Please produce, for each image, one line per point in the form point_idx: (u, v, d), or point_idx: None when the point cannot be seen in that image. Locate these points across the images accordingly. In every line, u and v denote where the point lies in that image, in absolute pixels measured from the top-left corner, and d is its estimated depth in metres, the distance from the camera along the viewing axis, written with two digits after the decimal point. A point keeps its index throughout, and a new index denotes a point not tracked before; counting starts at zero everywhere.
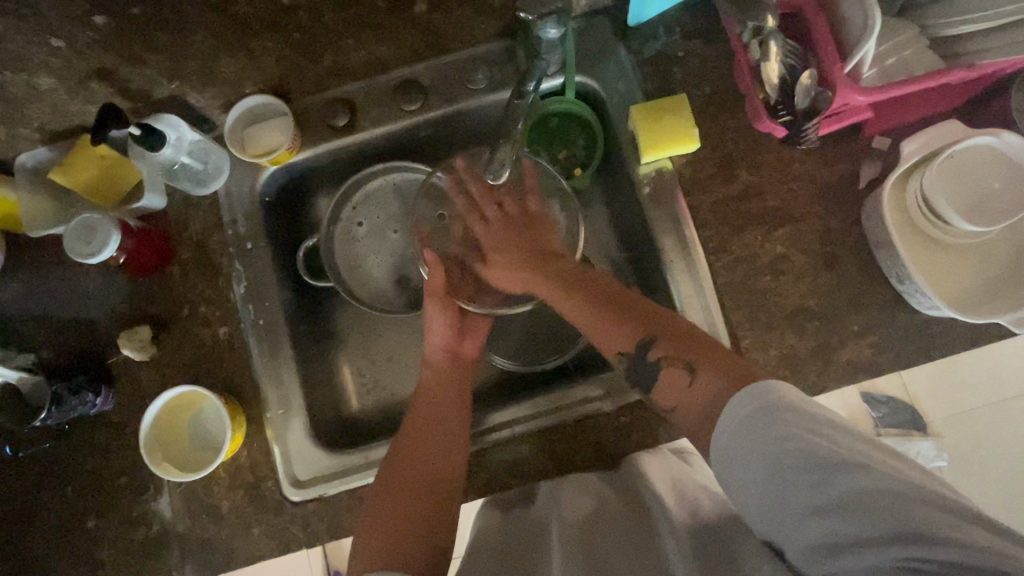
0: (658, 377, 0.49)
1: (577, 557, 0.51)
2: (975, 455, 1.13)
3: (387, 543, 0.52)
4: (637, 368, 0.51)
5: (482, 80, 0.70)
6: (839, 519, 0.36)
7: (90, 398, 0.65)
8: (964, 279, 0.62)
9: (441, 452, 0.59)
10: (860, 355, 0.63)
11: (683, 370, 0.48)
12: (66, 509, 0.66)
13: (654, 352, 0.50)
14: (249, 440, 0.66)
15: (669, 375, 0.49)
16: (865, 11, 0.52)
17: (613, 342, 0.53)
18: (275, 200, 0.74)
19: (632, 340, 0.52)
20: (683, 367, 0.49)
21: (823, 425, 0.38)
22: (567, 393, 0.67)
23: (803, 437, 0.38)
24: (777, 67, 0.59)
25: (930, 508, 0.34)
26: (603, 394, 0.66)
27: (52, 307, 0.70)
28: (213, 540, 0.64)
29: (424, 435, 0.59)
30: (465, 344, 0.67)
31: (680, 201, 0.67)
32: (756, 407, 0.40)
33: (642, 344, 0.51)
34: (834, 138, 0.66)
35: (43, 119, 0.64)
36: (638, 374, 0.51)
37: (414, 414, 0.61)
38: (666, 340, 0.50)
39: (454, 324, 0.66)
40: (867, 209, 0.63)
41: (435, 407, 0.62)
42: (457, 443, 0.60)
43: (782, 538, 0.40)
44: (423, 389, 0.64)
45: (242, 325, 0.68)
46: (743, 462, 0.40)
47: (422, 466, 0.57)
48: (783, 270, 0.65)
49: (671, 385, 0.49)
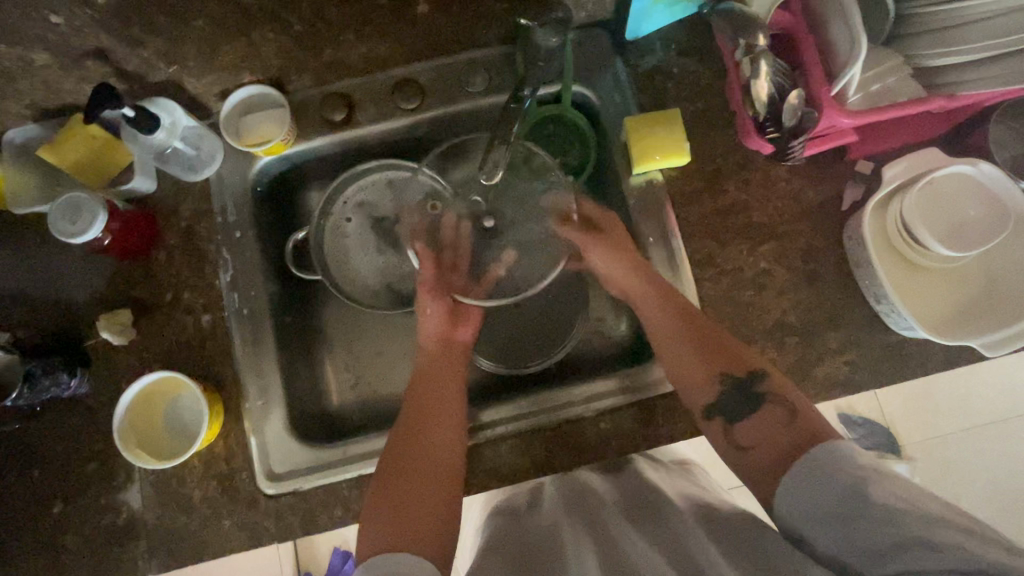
0: (758, 410, 0.53)
1: (602, 554, 0.50)
2: (945, 479, 1.16)
3: (400, 518, 0.51)
4: (732, 400, 0.55)
5: (480, 83, 0.71)
6: (892, 533, 0.38)
7: (64, 380, 0.64)
8: (939, 302, 0.64)
9: (444, 426, 0.60)
10: (837, 372, 0.64)
11: (785, 412, 0.52)
12: (31, 492, 0.64)
13: (762, 385, 0.54)
14: (225, 429, 0.66)
15: (768, 411, 0.52)
16: (852, 35, 0.53)
17: (707, 373, 0.57)
18: (266, 190, 0.73)
19: (740, 369, 0.56)
20: (774, 408, 0.52)
21: (896, 477, 0.41)
22: (560, 391, 0.67)
23: (877, 475, 0.41)
24: (766, 86, 0.58)
25: (995, 547, 0.35)
26: (586, 399, 0.67)
27: (30, 286, 0.69)
28: (183, 530, 0.63)
29: (433, 415, 0.60)
30: (458, 331, 0.69)
31: (668, 213, 0.68)
32: (841, 450, 0.44)
33: (752, 375, 0.55)
34: (820, 159, 0.68)
35: (34, 96, 0.64)
36: (732, 403, 0.55)
37: (420, 392, 0.62)
38: (771, 377, 0.55)
39: (445, 310, 0.68)
40: (849, 229, 0.65)
41: (439, 384, 0.64)
42: (458, 421, 0.61)
43: (830, 552, 0.41)
44: (422, 372, 0.65)
45: (225, 314, 0.68)
46: (816, 494, 0.43)
47: (437, 439, 0.58)
48: (764, 285, 0.66)
49: (767, 421, 0.52)
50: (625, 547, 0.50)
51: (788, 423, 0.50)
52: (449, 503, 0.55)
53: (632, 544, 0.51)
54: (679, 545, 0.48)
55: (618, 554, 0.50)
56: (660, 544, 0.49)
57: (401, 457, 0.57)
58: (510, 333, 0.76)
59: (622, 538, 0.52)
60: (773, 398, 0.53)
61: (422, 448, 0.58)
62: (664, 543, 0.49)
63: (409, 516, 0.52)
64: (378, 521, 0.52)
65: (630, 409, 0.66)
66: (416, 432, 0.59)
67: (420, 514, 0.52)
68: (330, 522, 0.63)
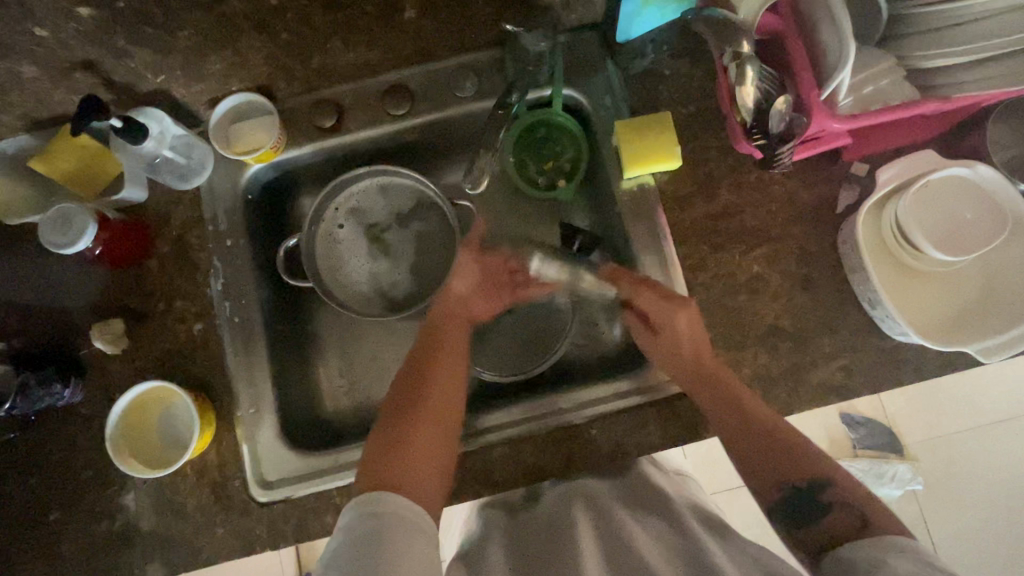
0: (826, 518, 0.51)
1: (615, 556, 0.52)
2: (951, 480, 1.15)
3: (403, 454, 0.54)
4: (799, 505, 0.53)
5: (470, 89, 0.71)
6: None
7: (58, 390, 0.64)
8: (936, 306, 0.63)
9: (451, 378, 0.62)
10: (831, 378, 0.63)
11: (856, 518, 0.49)
12: (29, 500, 0.65)
13: (829, 492, 0.52)
14: (218, 437, 0.66)
15: (836, 517, 0.51)
16: (841, 39, 0.53)
17: (764, 479, 0.56)
18: (258, 198, 0.73)
19: (800, 477, 0.54)
20: (843, 515, 0.50)
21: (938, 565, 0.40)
22: (555, 400, 0.67)
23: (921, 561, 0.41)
24: (751, 91, 0.57)
25: None
26: (596, 399, 0.66)
27: (26, 295, 0.69)
28: (177, 537, 0.63)
29: (445, 364, 0.63)
30: (476, 306, 0.70)
31: (660, 217, 0.68)
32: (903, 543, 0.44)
33: (816, 483, 0.53)
34: (814, 162, 0.67)
35: (24, 108, 0.64)
36: (795, 508, 0.54)
37: (424, 349, 0.64)
38: (839, 483, 0.53)
39: (472, 284, 0.69)
40: (843, 232, 0.64)
41: (444, 341, 0.65)
42: (460, 376, 0.63)
43: None
44: (434, 325, 0.66)
45: (217, 322, 0.68)
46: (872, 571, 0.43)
47: (437, 392, 0.60)
48: (757, 290, 0.65)
49: (839, 527, 0.50)
50: (638, 547, 0.53)
51: (858, 530, 0.48)
52: (445, 449, 0.57)
53: (643, 541, 0.54)
54: (691, 554, 0.51)
55: (635, 557, 0.51)
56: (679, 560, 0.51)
57: (411, 399, 0.59)
58: (501, 338, 0.76)
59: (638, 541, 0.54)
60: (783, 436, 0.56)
61: (428, 393, 0.60)
62: (684, 555, 0.52)
63: (409, 454, 0.54)
64: (380, 454, 0.54)
65: (622, 416, 0.65)
66: (419, 384, 0.60)
67: (415, 460, 0.54)
68: (323, 529, 0.63)
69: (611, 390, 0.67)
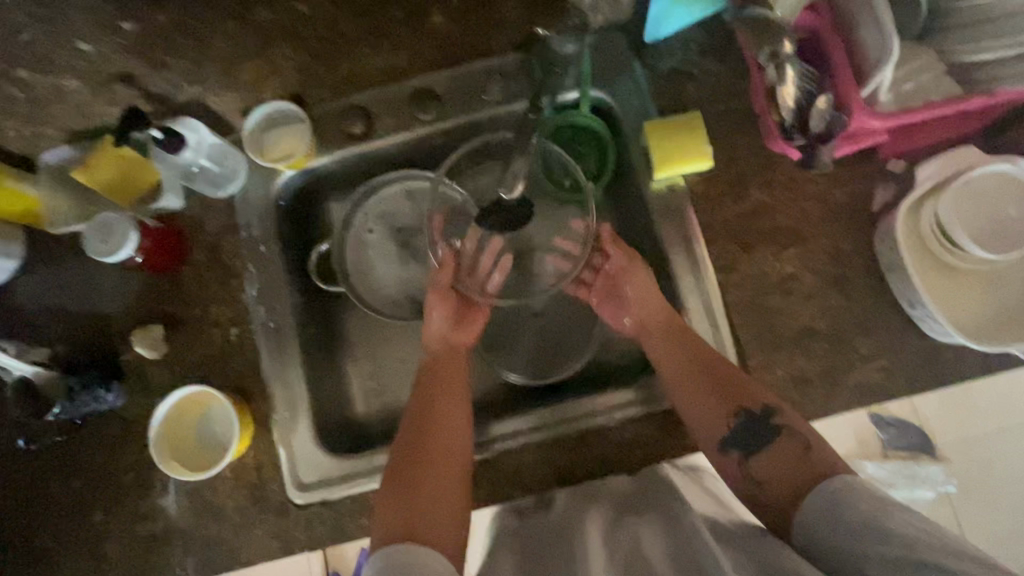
0: (772, 441, 0.56)
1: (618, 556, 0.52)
2: None
3: (409, 516, 0.53)
4: (748, 436, 0.57)
5: (496, 92, 0.70)
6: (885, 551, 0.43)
7: (102, 395, 0.66)
8: (977, 306, 0.62)
9: (450, 423, 0.60)
10: (868, 379, 0.62)
11: (799, 447, 0.54)
12: (74, 502, 0.67)
13: (779, 418, 0.56)
14: (255, 440, 0.67)
15: (782, 447, 0.55)
16: (882, 36, 0.52)
17: (722, 407, 0.58)
18: (290, 205, 0.74)
19: (756, 405, 0.58)
20: (790, 443, 0.55)
21: (876, 499, 0.46)
22: (577, 405, 0.66)
23: (868, 502, 0.46)
24: (792, 91, 0.58)
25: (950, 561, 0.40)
26: (618, 404, 0.66)
27: (68, 303, 0.71)
28: (216, 538, 0.65)
29: (441, 410, 0.61)
30: (462, 333, 0.68)
31: (691, 216, 0.67)
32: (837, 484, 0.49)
33: (767, 410, 0.57)
34: (850, 159, 0.66)
35: (66, 120, 0.66)
36: (744, 440, 0.57)
37: (423, 391, 0.63)
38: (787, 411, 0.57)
39: (453, 311, 0.68)
40: (881, 231, 0.63)
41: (439, 383, 0.64)
42: (461, 420, 0.61)
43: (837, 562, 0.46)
44: (426, 371, 0.65)
45: (253, 327, 0.69)
46: (830, 523, 0.47)
47: (438, 434, 0.59)
48: (792, 290, 0.64)
49: (782, 455, 0.55)
50: (643, 547, 0.52)
51: (803, 457, 0.54)
52: (458, 498, 0.56)
53: (649, 538, 0.52)
54: (684, 542, 0.51)
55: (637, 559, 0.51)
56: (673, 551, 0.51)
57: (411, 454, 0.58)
58: (532, 342, 0.76)
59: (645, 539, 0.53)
60: (788, 431, 0.55)
61: (430, 444, 0.59)
62: (681, 550, 0.51)
63: (418, 513, 0.53)
64: (389, 515, 0.54)
65: (651, 420, 0.65)
66: (420, 434, 0.59)
67: (427, 510, 0.54)
68: (358, 531, 0.64)
69: (620, 400, 0.66)
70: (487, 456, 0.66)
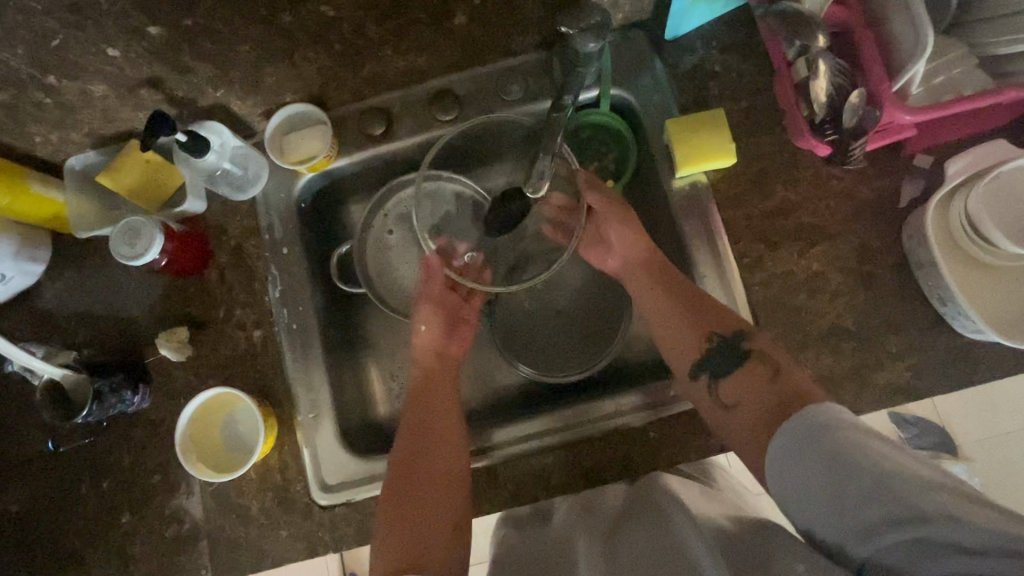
0: (738, 367, 0.54)
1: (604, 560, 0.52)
2: (1009, 481, 1.10)
3: (409, 532, 0.54)
4: (718, 359, 0.56)
5: (517, 92, 0.71)
6: (866, 505, 0.38)
7: (128, 397, 0.66)
8: (1009, 303, 0.61)
9: (443, 434, 0.61)
10: (898, 378, 0.61)
11: (767, 369, 0.52)
12: (102, 503, 0.68)
13: (750, 341, 0.55)
14: (279, 441, 0.67)
15: (752, 367, 0.53)
16: (916, 28, 0.51)
17: (693, 334, 0.58)
18: (310, 207, 0.75)
19: (726, 328, 0.57)
20: (758, 366, 0.53)
21: (850, 438, 0.41)
22: (588, 407, 0.67)
23: (841, 444, 0.40)
24: (825, 85, 0.57)
25: (943, 515, 0.36)
26: (635, 407, 0.66)
27: (93, 307, 0.72)
28: (242, 539, 0.65)
29: (431, 420, 0.62)
30: (452, 345, 0.70)
31: (713, 212, 0.66)
32: (808, 422, 0.43)
33: (737, 333, 0.56)
34: (875, 155, 0.65)
35: (92, 125, 0.66)
36: (718, 362, 0.56)
37: (415, 407, 0.64)
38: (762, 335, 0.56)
39: (441, 325, 0.70)
40: (909, 226, 0.62)
41: (429, 397, 0.65)
42: (454, 429, 0.62)
43: (809, 517, 0.42)
44: (415, 386, 0.66)
45: (276, 328, 0.70)
46: (800, 474, 0.42)
47: (431, 446, 0.60)
48: (818, 288, 0.64)
49: (750, 378, 0.53)
50: (631, 552, 0.51)
51: (770, 379, 0.52)
52: (459, 510, 0.57)
53: (638, 539, 0.52)
54: (670, 539, 0.50)
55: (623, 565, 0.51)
56: (654, 550, 0.50)
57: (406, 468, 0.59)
58: (549, 340, 0.75)
59: (634, 541, 0.52)
60: (758, 353, 0.54)
61: (425, 458, 0.59)
62: (665, 549, 0.49)
63: (420, 528, 0.55)
64: (390, 531, 0.55)
65: (673, 421, 0.64)
66: (416, 446, 0.60)
67: (429, 523, 0.55)
68: None
69: (624, 405, 0.66)
70: (490, 461, 0.66)
